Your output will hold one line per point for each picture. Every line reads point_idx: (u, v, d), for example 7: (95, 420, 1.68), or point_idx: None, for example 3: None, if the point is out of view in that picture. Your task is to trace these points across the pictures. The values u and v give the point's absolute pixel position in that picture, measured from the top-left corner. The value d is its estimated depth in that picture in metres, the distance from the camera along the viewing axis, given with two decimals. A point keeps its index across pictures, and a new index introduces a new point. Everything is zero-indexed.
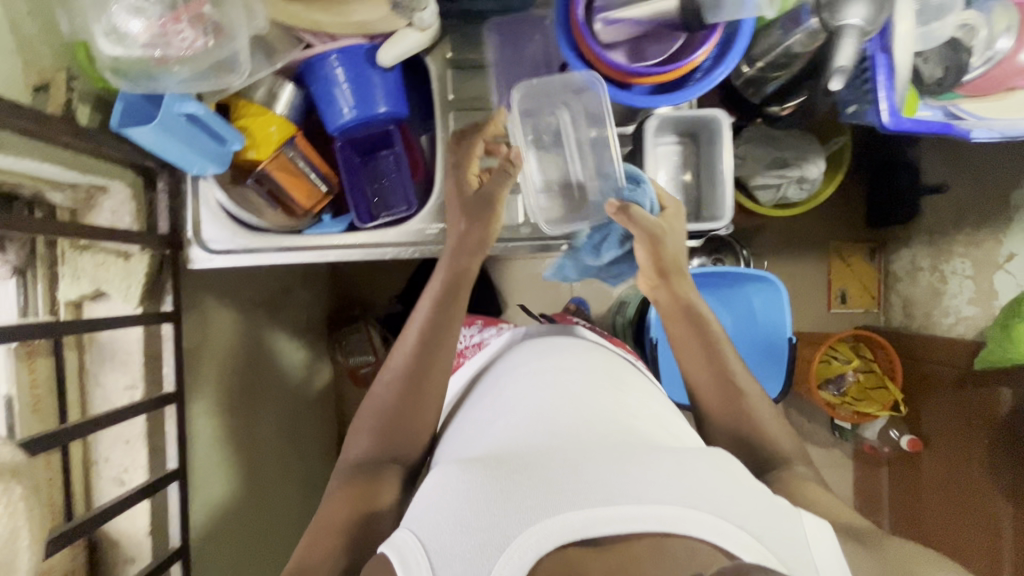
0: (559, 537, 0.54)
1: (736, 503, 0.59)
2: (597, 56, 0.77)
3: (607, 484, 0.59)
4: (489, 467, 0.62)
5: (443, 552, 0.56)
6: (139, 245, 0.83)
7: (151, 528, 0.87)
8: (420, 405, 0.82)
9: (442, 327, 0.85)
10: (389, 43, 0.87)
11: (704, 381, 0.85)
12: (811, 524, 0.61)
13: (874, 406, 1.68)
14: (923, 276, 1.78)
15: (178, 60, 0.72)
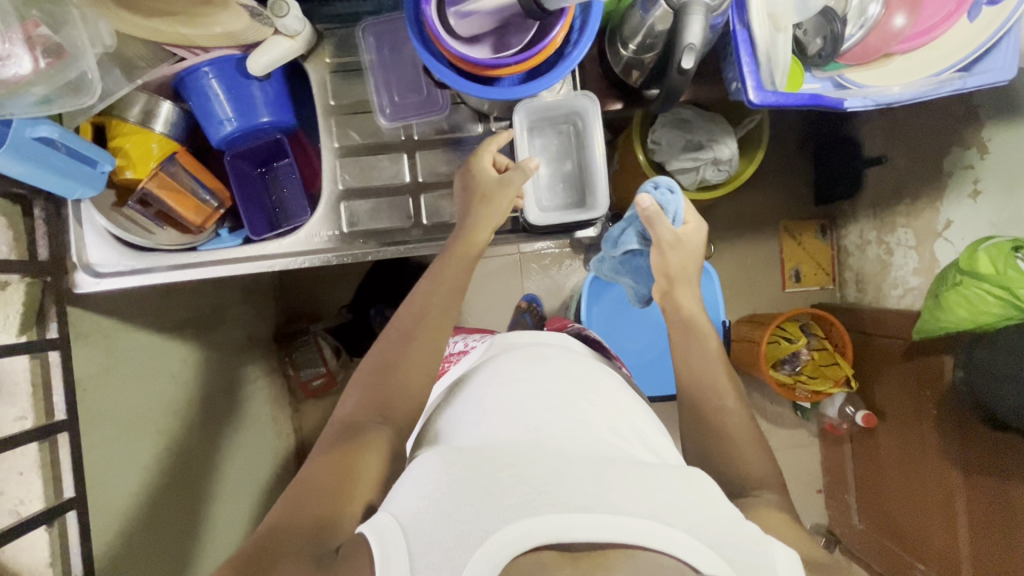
0: (536, 539, 0.52)
1: (714, 523, 0.56)
2: (451, 51, 0.75)
3: (589, 490, 0.56)
4: (472, 462, 0.60)
5: (421, 541, 0.54)
6: (14, 273, 0.82)
7: (51, 558, 0.86)
8: (397, 398, 0.75)
9: (449, 310, 0.81)
10: (257, 52, 0.86)
11: (701, 386, 0.83)
12: (782, 554, 0.57)
13: (827, 383, 1.67)
14: (871, 249, 1.76)
15: (25, 83, 0.71)
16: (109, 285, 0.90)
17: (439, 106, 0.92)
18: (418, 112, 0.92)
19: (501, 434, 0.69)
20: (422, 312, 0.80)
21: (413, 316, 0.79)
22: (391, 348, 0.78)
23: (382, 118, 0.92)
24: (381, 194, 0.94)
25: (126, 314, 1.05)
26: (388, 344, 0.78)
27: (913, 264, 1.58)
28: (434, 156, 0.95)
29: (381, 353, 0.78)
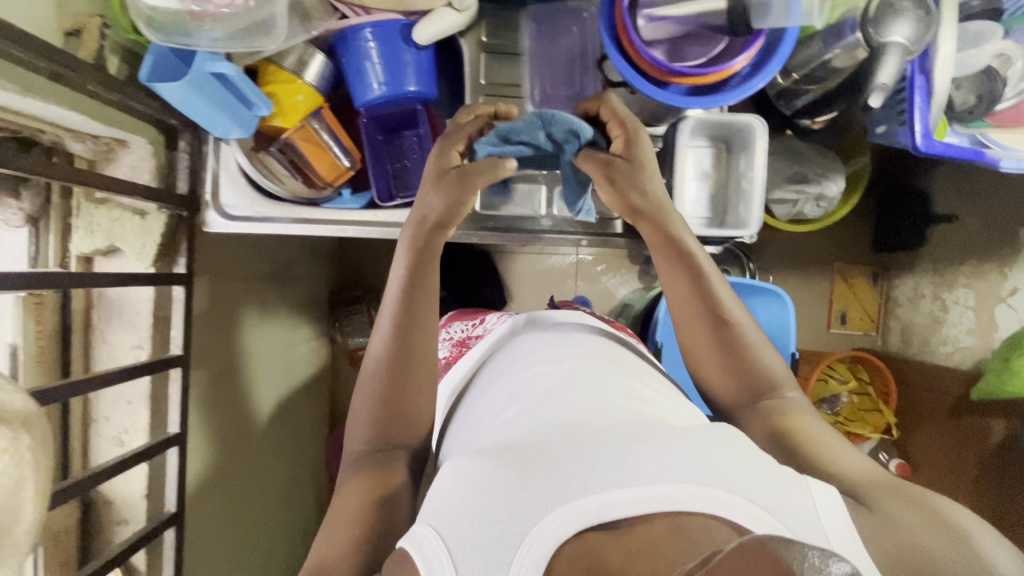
0: (577, 522, 0.50)
1: (741, 471, 0.55)
2: (637, 51, 0.76)
3: (619, 466, 0.55)
4: (501, 457, 0.57)
5: (465, 545, 0.51)
6: (157, 203, 0.82)
7: (148, 490, 0.86)
8: (407, 403, 0.76)
9: (426, 272, 0.80)
10: (425, 22, 0.86)
11: (713, 368, 0.78)
12: (820, 495, 0.55)
13: (866, 427, 1.68)
14: (924, 303, 1.77)
15: (214, 17, 0.71)
16: (239, 228, 0.90)
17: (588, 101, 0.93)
18: (566, 105, 0.93)
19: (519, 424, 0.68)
20: (405, 297, 0.78)
21: (400, 307, 0.78)
22: (388, 352, 0.77)
23: (530, 104, 0.92)
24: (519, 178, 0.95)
25: (221, 258, 1.06)
26: (382, 356, 0.77)
27: (969, 325, 1.57)
28: None
29: (385, 360, 0.77)
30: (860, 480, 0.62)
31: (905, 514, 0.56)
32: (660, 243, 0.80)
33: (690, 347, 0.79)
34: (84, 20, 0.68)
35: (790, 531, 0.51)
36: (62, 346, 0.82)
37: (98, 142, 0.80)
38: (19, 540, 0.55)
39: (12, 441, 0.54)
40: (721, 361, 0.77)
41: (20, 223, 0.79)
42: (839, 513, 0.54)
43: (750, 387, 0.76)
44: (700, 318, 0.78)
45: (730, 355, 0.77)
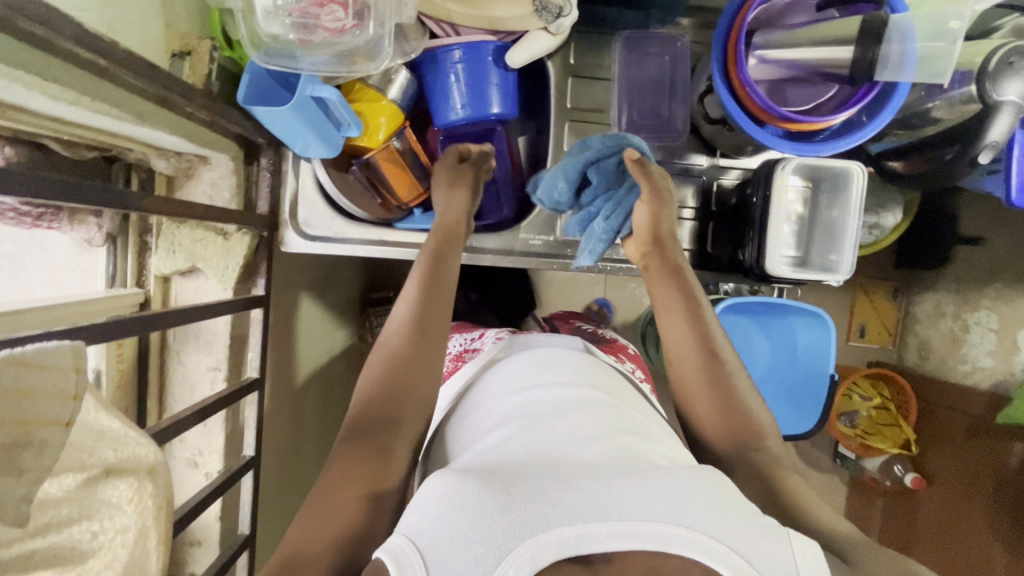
0: (554, 551, 0.45)
1: (728, 515, 0.49)
2: (746, 91, 0.74)
3: (599, 495, 0.49)
4: (486, 475, 0.51)
5: (439, 562, 0.45)
6: (242, 225, 0.79)
7: (221, 513, 0.85)
8: (416, 388, 0.67)
9: (444, 285, 0.73)
10: (520, 44, 0.83)
11: (702, 407, 0.71)
12: (802, 545, 0.48)
13: (886, 442, 1.60)
14: (943, 322, 1.58)
15: (324, 43, 0.68)
16: (319, 250, 0.88)
17: (677, 131, 0.91)
18: (653, 135, 0.91)
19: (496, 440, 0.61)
20: (423, 301, 0.71)
21: (412, 314, 0.70)
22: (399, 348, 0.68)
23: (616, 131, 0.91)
24: None
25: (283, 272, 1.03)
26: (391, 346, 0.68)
27: (989, 347, 1.43)
28: None
29: (389, 358, 0.68)
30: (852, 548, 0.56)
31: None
32: (657, 267, 0.79)
33: (683, 380, 0.73)
34: (193, 43, 0.65)
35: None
36: (139, 367, 0.80)
37: (180, 159, 0.77)
38: None
39: (138, 496, 0.51)
40: (716, 399, 0.70)
41: (101, 242, 0.76)
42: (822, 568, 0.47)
43: (736, 430, 0.69)
44: (694, 349, 0.73)
45: (722, 396, 0.70)
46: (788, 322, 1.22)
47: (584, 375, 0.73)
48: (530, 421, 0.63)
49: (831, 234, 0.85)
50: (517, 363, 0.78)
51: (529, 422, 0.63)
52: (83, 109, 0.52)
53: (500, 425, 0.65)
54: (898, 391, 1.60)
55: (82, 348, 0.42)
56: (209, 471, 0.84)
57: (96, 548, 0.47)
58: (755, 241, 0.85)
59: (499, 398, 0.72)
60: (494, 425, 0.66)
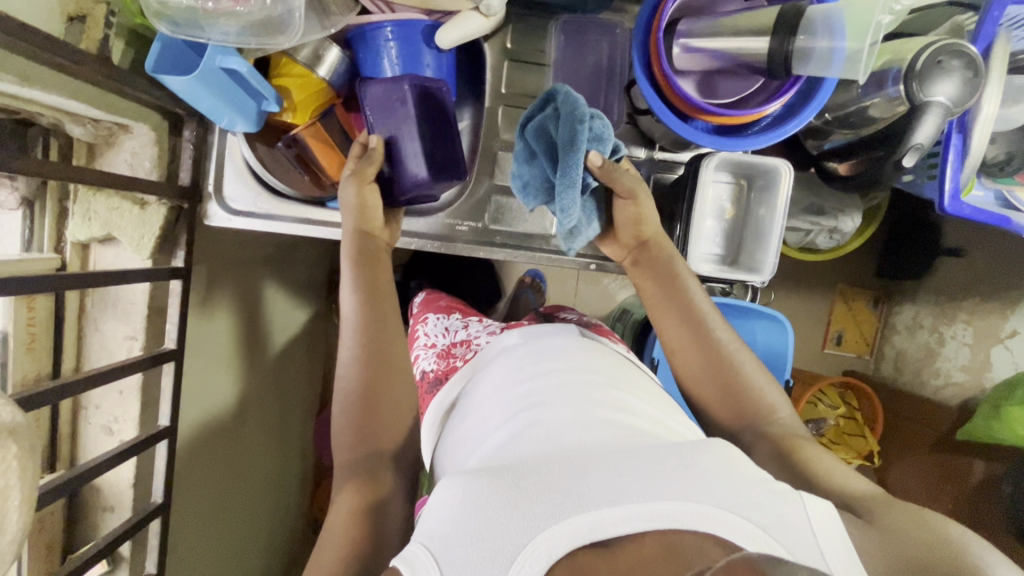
0: (569, 541, 0.49)
1: (737, 491, 0.54)
2: (669, 83, 0.72)
3: (610, 484, 0.53)
4: (494, 473, 0.55)
5: (457, 563, 0.49)
6: (158, 195, 0.79)
7: (134, 481, 0.86)
8: (387, 413, 0.72)
9: (381, 302, 0.77)
10: (449, 25, 0.81)
11: (703, 384, 0.73)
12: (813, 508, 0.54)
13: (848, 453, 1.53)
14: (921, 334, 1.52)
15: (226, 13, 0.67)
16: (241, 224, 0.87)
17: (613, 121, 0.89)
18: None
19: (503, 432, 0.64)
20: (365, 334, 0.74)
21: (365, 346, 0.74)
22: (357, 388, 0.72)
23: None
24: None
25: (221, 249, 1.03)
26: (349, 389, 0.72)
27: (963, 361, 1.36)
28: None
29: (353, 394, 0.72)
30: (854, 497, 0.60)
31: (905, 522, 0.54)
32: (648, 275, 0.79)
33: (686, 373, 0.75)
34: (88, 6, 0.64)
35: (781, 547, 0.50)
36: (55, 332, 0.80)
37: (98, 126, 0.77)
38: (1, 545, 0.53)
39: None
40: (715, 385, 0.73)
41: (17, 204, 0.76)
42: (834, 527, 0.53)
43: (738, 408, 0.72)
44: (696, 346, 0.74)
45: (723, 381, 0.73)
46: (750, 326, 1.18)
47: (580, 351, 0.76)
48: (534, 407, 0.66)
49: (754, 231, 0.83)
50: (517, 351, 0.77)
51: (535, 407, 0.66)
52: None
53: (505, 410, 0.68)
54: (868, 402, 1.57)
55: None
56: (123, 438, 0.85)
57: None
58: (681, 235, 0.83)
59: (500, 379, 0.74)
60: (498, 410, 0.68)
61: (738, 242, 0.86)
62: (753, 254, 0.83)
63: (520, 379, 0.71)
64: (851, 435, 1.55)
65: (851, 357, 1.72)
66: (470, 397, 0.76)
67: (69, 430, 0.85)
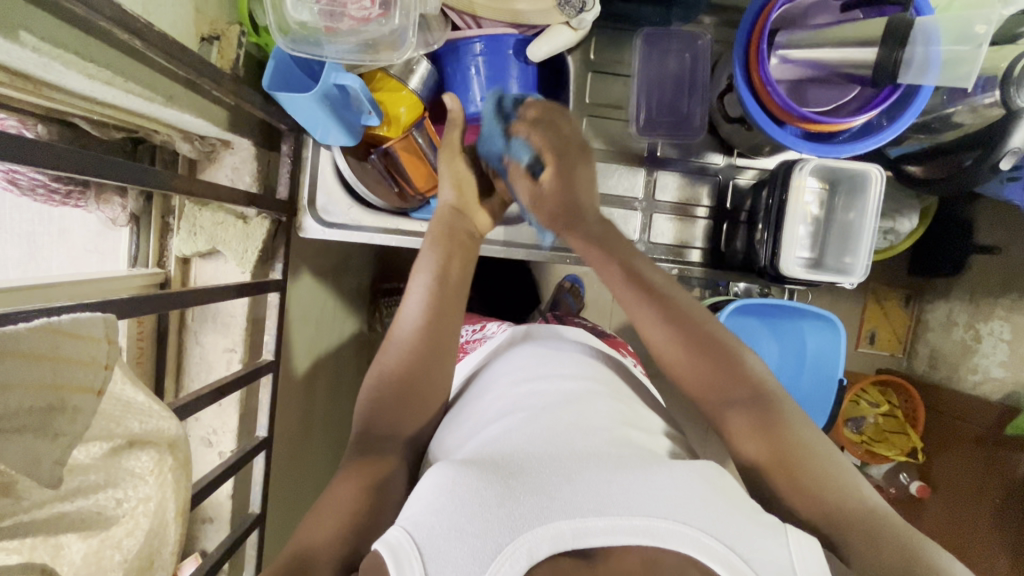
0: (550, 546, 0.46)
1: (726, 517, 0.50)
2: (769, 92, 0.74)
3: (598, 491, 0.51)
4: (484, 469, 0.53)
5: (440, 555, 0.46)
6: (262, 209, 0.80)
7: (233, 492, 0.87)
8: (414, 401, 0.68)
9: (452, 298, 0.73)
10: (541, 39, 0.83)
11: (697, 377, 0.68)
12: (797, 540, 0.50)
13: (892, 450, 1.48)
14: (957, 331, 1.46)
15: (350, 31, 0.69)
16: (336, 236, 0.90)
17: (694, 129, 0.91)
18: (669, 132, 0.91)
19: (496, 431, 0.62)
20: (428, 318, 0.70)
21: (423, 334, 0.70)
22: (396, 372, 0.68)
23: (635, 126, 0.91)
24: (615, 204, 0.94)
25: (299, 259, 1.04)
26: (388, 367, 0.69)
27: (1001, 358, 1.31)
28: (674, 179, 0.95)
29: (387, 375, 0.68)
30: (838, 514, 0.57)
31: (882, 559, 0.54)
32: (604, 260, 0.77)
33: (681, 371, 0.69)
34: (221, 27, 0.67)
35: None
36: (159, 346, 0.82)
37: (205, 142, 0.78)
38: (165, 557, 0.53)
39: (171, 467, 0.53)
40: (704, 370, 0.68)
41: (125, 221, 0.77)
42: (816, 562, 0.49)
43: (726, 392, 0.66)
44: (687, 342, 0.69)
45: (722, 369, 0.67)
46: (797, 327, 1.15)
47: (582, 373, 0.73)
48: (531, 422, 0.62)
49: (839, 238, 0.86)
50: (518, 356, 0.79)
51: (535, 416, 0.63)
52: (116, 89, 0.53)
53: (498, 416, 0.66)
54: (906, 399, 1.50)
55: (114, 320, 0.43)
56: (223, 450, 0.86)
57: (119, 515, 0.48)
58: (769, 239, 0.85)
59: (499, 388, 0.73)
60: (493, 421, 0.65)
61: (822, 247, 0.88)
62: (838, 262, 0.86)
63: (519, 395, 0.69)
64: (891, 432, 1.49)
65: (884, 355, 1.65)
66: (468, 399, 0.74)
67: None
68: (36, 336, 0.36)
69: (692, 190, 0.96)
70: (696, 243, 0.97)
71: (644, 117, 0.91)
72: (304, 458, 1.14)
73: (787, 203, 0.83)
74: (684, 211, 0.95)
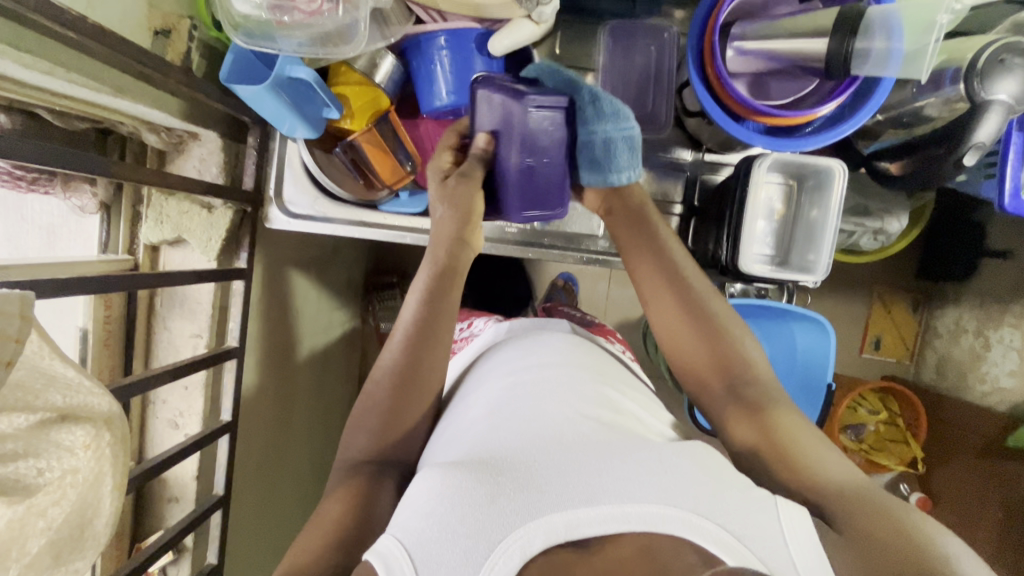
0: (543, 538, 0.47)
1: (712, 493, 0.50)
2: (723, 85, 0.73)
3: (588, 480, 0.51)
4: (474, 466, 0.52)
5: (432, 560, 0.46)
6: (226, 199, 0.83)
7: (197, 473, 0.89)
8: (401, 414, 0.67)
9: (438, 318, 0.70)
10: (502, 33, 0.83)
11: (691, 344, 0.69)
12: (787, 512, 0.50)
13: (890, 459, 1.33)
14: (965, 339, 1.31)
15: (299, 24, 0.70)
16: (300, 227, 0.91)
17: (660, 124, 0.90)
18: (636, 127, 0.91)
19: (482, 422, 0.61)
20: (411, 344, 0.69)
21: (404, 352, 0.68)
22: (382, 397, 0.67)
23: None
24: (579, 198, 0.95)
25: (282, 251, 1.06)
26: (374, 398, 0.67)
27: (1011, 366, 1.17)
28: (641, 173, 0.94)
29: (376, 397, 0.67)
30: (827, 491, 0.56)
31: (873, 524, 0.51)
32: (637, 245, 0.74)
33: (680, 350, 0.70)
34: (173, 21, 0.69)
35: (761, 562, 0.46)
36: (128, 330, 0.85)
37: (171, 134, 0.80)
38: (97, 528, 0.55)
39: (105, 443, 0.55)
40: (699, 343, 0.69)
41: (95, 209, 0.80)
42: (807, 536, 0.48)
43: (727, 376, 0.67)
44: (691, 323, 0.69)
45: (716, 356, 0.68)
46: (788, 329, 1.07)
47: (570, 352, 0.72)
48: (517, 405, 0.61)
49: (803, 235, 0.86)
50: (505, 348, 0.75)
51: (519, 399, 0.62)
52: (58, 79, 0.56)
53: (485, 403, 0.64)
54: (910, 409, 1.33)
55: (33, 298, 0.45)
56: (187, 432, 0.89)
57: (42, 484, 0.50)
58: (729, 237, 0.84)
59: (488, 373, 0.71)
60: (481, 407, 0.64)
61: (789, 242, 0.88)
62: (801, 260, 0.85)
63: (506, 377, 0.68)
64: (891, 441, 1.34)
65: (889, 362, 1.48)
66: (458, 396, 0.72)
67: (140, 423, 0.89)
68: None
69: (663, 187, 0.94)
70: None
71: None
72: (287, 448, 1.16)
73: (752, 198, 0.81)
74: None
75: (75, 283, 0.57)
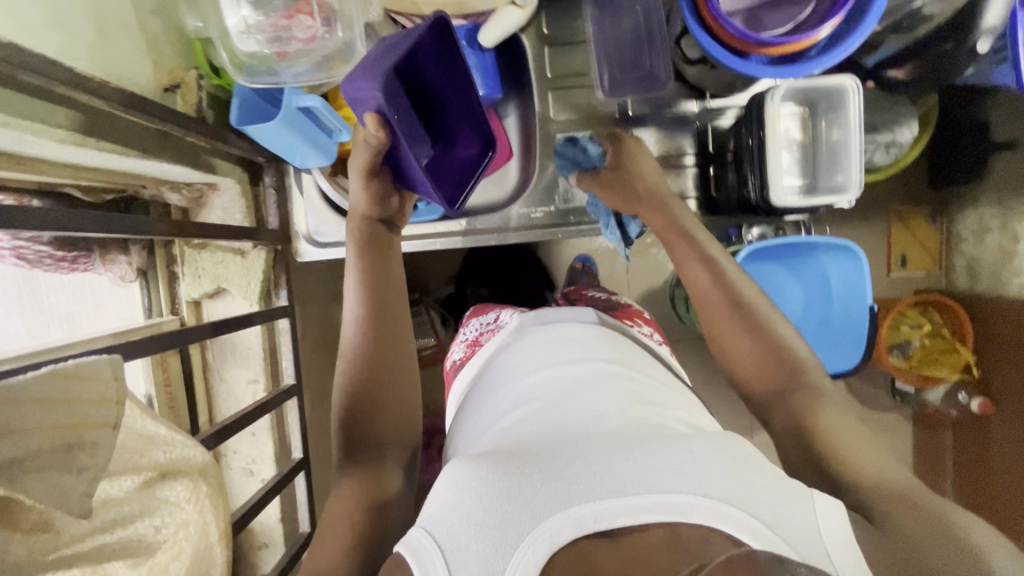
0: (571, 529, 0.43)
1: (743, 482, 0.47)
2: (721, 25, 0.73)
3: (616, 470, 0.47)
4: (503, 459, 0.49)
5: (460, 550, 0.43)
6: (255, 242, 0.83)
7: (281, 515, 0.91)
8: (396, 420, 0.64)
9: (388, 299, 0.68)
10: (490, 22, 0.84)
11: (747, 352, 0.69)
12: (822, 506, 0.46)
13: (943, 370, 1.31)
14: (993, 238, 1.28)
15: (298, 52, 0.70)
16: (331, 255, 0.91)
17: (661, 81, 0.89)
18: (638, 88, 0.90)
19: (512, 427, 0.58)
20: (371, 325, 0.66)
21: (365, 339, 0.65)
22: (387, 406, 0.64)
23: (601, 90, 0.90)
24: None
25: (312, 285, 1.06)
26: (387, 393, 0.65)
27: None
28: (650, 135, 0.95)
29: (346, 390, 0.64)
30: (881, 490, 0.52)
31: (916, 519, 0.49)
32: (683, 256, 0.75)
33: (732, 348, 0.70)
34: (180, 75, 0.71)
35: (794, 551, 0.43)
36: (188, 389, 0.86)
37: (191, 189, 0.82)
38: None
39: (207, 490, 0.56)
40: (753, 343, 0.69)
41: (134, 276, 0.81)
42: (842, 528, 0.45)
43: (787, 370, 0.67)
44: (752, 337, 0.69)
45: (774, 358, 0.68)
46: (817, 262, 1.07)
47: (586, 352, 0.69)
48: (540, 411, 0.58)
49: (830, 158, 0.86)
50: (522, 351, 0.73)
51: (544, 403, 0.60)
52: (90, 149, 0.57)
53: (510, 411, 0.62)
54: (949, 314, 1.33)
55: (120, 359, 0.45)
56: (263, 477, 0.90)
57: (161, 541, 0.51)
58: (754, 178, 0.84)
59: (507, 380, 0.69)
60: (507, 415, 0.61)
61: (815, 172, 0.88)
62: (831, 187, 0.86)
63: (525, 385, 0.65)
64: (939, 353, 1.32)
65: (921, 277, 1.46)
66: (476, 403, 0.70)
67: None
68: (46, 382, 0.39)
69: (672, 143, 0.95)
70: (690, 193, 0.96)
71: (608, 76, 0.90)
72: None
73: (771, 128, 0.82)
74: (665, 163, 0.95)
75: (141, 345, 0.58)
